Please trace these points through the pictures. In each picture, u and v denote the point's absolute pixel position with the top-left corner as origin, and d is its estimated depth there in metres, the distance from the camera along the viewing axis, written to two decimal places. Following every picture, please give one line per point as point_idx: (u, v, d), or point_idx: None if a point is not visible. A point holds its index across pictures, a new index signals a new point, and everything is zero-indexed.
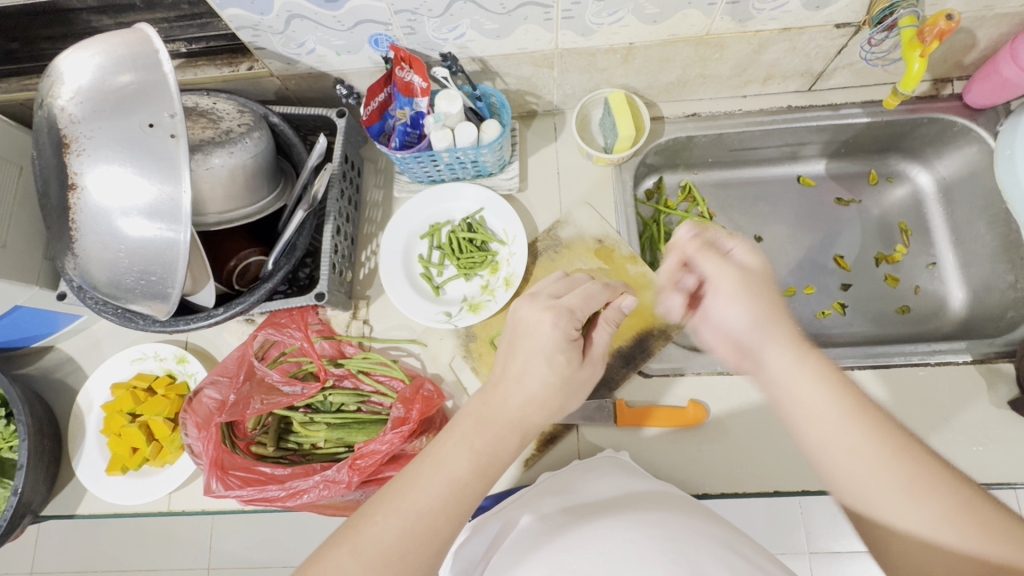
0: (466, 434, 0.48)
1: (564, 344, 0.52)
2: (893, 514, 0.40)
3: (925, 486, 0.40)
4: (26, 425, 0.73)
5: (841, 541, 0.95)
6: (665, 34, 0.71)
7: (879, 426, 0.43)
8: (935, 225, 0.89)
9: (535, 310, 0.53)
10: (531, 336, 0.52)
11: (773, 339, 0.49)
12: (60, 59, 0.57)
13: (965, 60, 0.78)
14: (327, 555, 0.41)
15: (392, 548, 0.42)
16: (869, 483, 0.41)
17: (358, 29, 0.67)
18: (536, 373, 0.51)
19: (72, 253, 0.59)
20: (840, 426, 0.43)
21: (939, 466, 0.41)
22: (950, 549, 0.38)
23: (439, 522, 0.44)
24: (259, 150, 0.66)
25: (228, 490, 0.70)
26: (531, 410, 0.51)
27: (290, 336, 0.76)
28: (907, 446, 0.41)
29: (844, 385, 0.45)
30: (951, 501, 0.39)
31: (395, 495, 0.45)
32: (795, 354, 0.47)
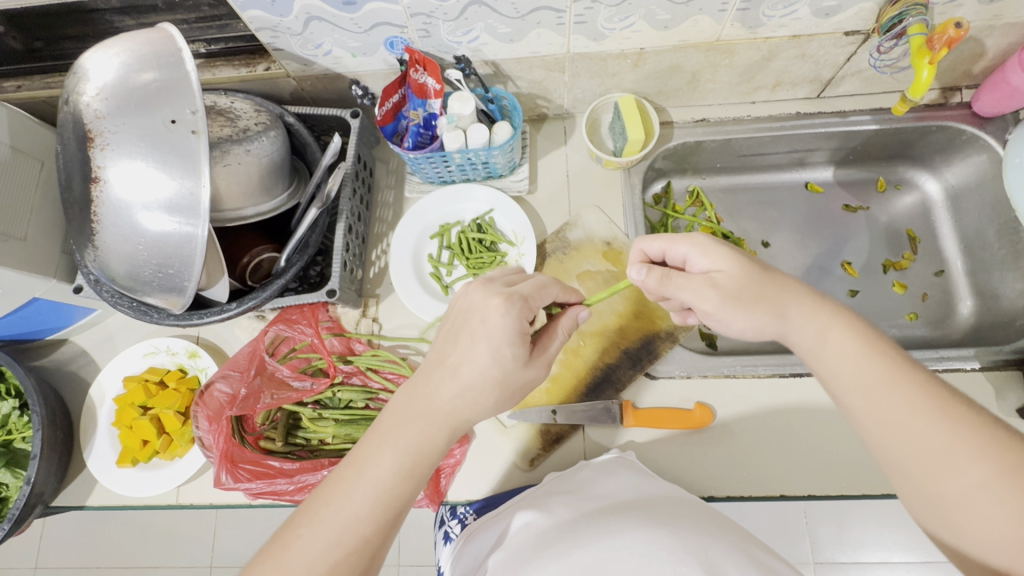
0: (388, 436, 0.47)
1: (514, 336, 0.49)
2: (941, 478, 0.43)
3: (976, 447, 0.42)
4: (40, 416, 0.74)
5: (847, 551, 0.94)
6: (676, 39, 0.72)
7: (919, 388, 0.46)
8: (943, 233, 0.89)
9: (485, 295, 0.51)
10: (478, 325, 0.50)
11: (799, 320, 0.51)
12: (85, 57, 0.58)
13: (973, 69, 0.78)
14: (255, 572, 0.43)
15: (320, 559, 0.43)
16: (924, 452, 0.44)
17: (373, 31, 0.69)
18: (475, 363, 0.49)
19: (91, 246, 0.60)
20: (878, 394, 0.46)
21: (982, 422, 0.44)
22: (997, 507, 0.41)
23: (368, 529, 0.45)
24: (275, 149, 0.68)
25: (237, 482, 0.72)
26: (462, 404, 0.49)
27: (301, 332, 0.79)
28: (953, 407, 0.44)
29: (883, 353, 0.48)
30: (1002, 459, 0.42)
31: (320, 505, 0.45)
32: (822, 326, 0.51)
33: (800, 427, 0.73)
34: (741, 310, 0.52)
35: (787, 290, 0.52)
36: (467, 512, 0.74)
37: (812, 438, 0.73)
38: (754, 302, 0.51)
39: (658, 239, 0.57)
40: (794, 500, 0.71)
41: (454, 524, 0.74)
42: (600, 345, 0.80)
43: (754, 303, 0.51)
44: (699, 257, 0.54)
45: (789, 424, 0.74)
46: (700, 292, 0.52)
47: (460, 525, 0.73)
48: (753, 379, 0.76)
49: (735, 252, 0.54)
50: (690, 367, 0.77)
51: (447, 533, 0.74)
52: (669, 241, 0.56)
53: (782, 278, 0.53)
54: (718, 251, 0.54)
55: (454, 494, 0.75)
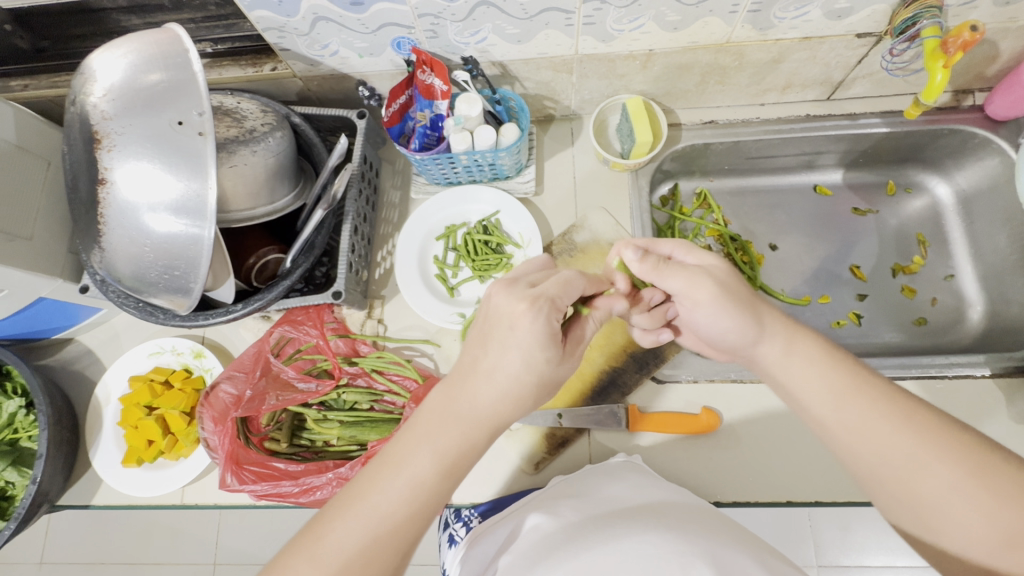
0: (430, 433, 0.47)
1: (545, 340, 0.48)
2: (914, 486, 0.43)
3: (942, 451, 0.42)
4: (47, 415, 0.74)
5: (851, 555, 0.93)
6: (685, 41, 0.71)
7: (879, 395, 0.46)
8: (953, 237, 0.88)
9: (512, 299, 0.49)
10: (509, 332, 0.48)
11: (761, 335, 0.51)
12: (92, 57, 0.58)
13: (987, 72, 0.77)
14: (288, 564, 0.42)
15: (353, 554, 0.42)
16: (895, 462, 0.43)
17: (381, 32, 0.68)
18: (508, 372, 0.48)
19: (98, 246, 0.60)
20: (844, 405, 0.46)
21: (942, 422, 0.44)
22: (970, 509, 0.41)
23: (402, 527, 0.44)
24: (281, 149, 0.68)
25: (242, 484, 0.71)
26: (502, 408, 0.48)
27: (306, 333, 0.78)
28: (914, 412, 0.44)
29: (841, 364, 0.48)
30: (967, 461, 0.42)
31: (354, 499, 0.45)
32: (785, 340, 0.50)
33: (807, 432, 0.73)
34: (728, 309, 0.51)
35: (761, 300, 0.52)
36: (472, 515, 0.73)
37: (819, 443, 0.72)
38: (739, 300, 0.51)
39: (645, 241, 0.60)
40: (801, 506, 0.70)
41: (458, 527, 0.73)
42: (606, 348, 0.79)
43: (742, 299, 0.51)
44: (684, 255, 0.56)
45: (796, 430, 0.73)
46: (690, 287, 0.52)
47: (465, 528, 0.72)
48: (760, 384, 0.75)
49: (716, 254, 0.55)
50: (696, 372, 0.76)
51: (451, 536, 0.73)
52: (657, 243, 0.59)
53: (752, 290, 0.53)
54: (700, 250, 0.56)
55: (459, 497, 0.75)
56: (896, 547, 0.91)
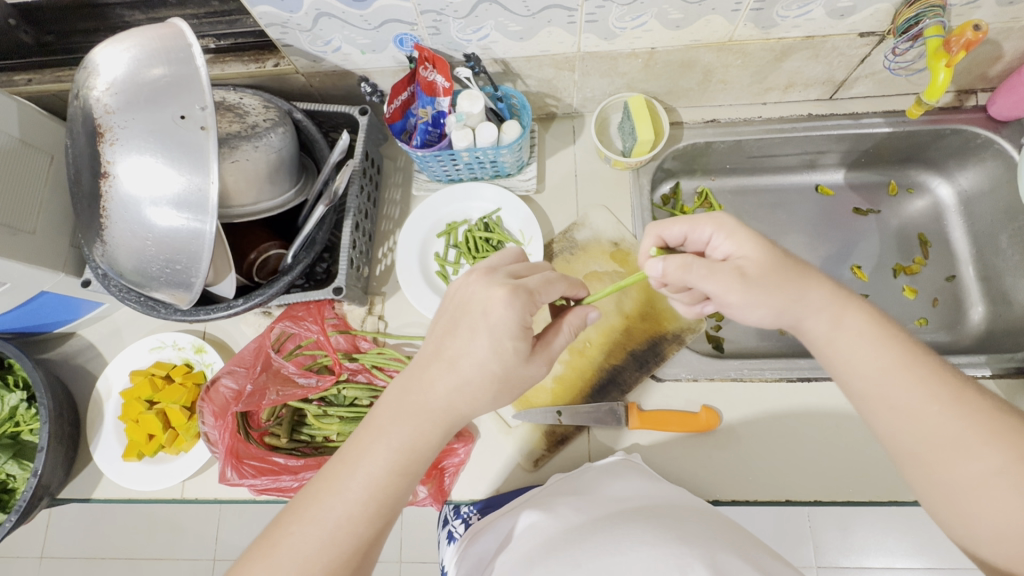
0: (382, 430, 0.47)
1: (516, 329, 0.47)
2: (956, 465, 0.43)
3: (991, 433, 0.43)
4: (48, 409, 0.74)
5: (850, 556, 0.93)
6: (687, 39, 0.71)
7: (933, 373, 0.46)
8: (955, 237, 0.88)
9: (487, 287, 0.48)
10: (481, 317, 0.47)
11: (815, 305, 0.49)
12: (95, 51, 0.58)
13: (990, 72, 0.77)
14: (246, 569, 0.43)
15: (310, 556, 0.43)
16: (940, 439, 0.44)
17: (383, 28, 0.68)
18: (475, 357, 0.47)
19: (99, 240, 0.60)
20: (896, 378, 0.46)
21: (991, 406, 0.44)
22: (1011, 493, 0.41)
23: (361, 527, 0.45)
24: (283, 145, 0.68)
25: (242, 479, 0.72)
26: (458, 397, 0.48)
27: (307, 329, 0.79)
28: (966, 394, 0.45)
29: (894, 338, 0.48)
30: (1014, 445, 0.42)
31: (311, 503, 0.45)
32: (837, 312, 0.49)
33: (807, 431, 0.73)
34: (763, 298, 0.48)
35: (807, 273, 0.49)
36: (471, 512, 0.73)
37: (818, 443, 0.72)
38: (780, 285, 0.48)
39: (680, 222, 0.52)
40: (800, 505, 0.71)
41: (458, 524, 0.73)
42: (606, 346, 0.79)
43: (781, 287, 0.48)
44: (723, 240, 0.50)
45: (795, 429, 0.73)
46: (726, 283, 0.48)
47: (464, 525, 0.73)
48: (760, 383, 0.75)
49: (760, 236, 0.50)
50: (696, 370, 0.76)
51: (450, 532, 0.74)
52: (691, 223, 0.52)
53: (798, 261, 0.50)
54: (743, 234, 0.49)
55: (457, 493, 0.74)
56: (896, 547, 0.91)
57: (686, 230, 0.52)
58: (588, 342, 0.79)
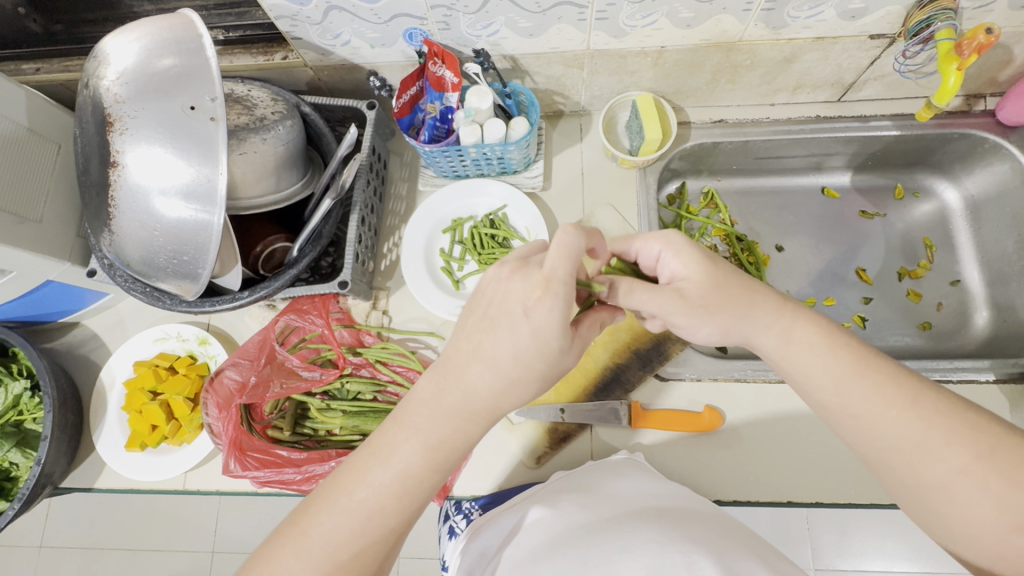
0: (417, 427, 0.46)
1: (561, 329, 0.45)
2: (925, 468, 0.43)
3: (953, 434, 0.42)
4: (52, 398, 0.74)
5: (848, 559, 0.92)
6: (697, 39, 0.71)
7: (890, 379, 0.45)
8: (960, 241, 0.88)
9: (526, 285, 0.45)
10: (521, 317, 0.44)
11: (763, 321, 0.49)
12: (105, 41, 0.58)
13: (999, 77, 0.77)
14: (275, 556, 0.44)
15: (341, 545, 0.44)
16: (904, 444, 0.43)
17: (393, 22, 0.68)
18: (518, 359, 0.45)
19: (107, 230, 0.60)
20: (852, 387, 0.45)
21: (950, 403, 0.44)
22: (979, 491, 0.41)
23: (390, 519, 0.46)
24: (290, 138, 0.68)
25: (245, 470, 0.72)
26: (502, 396, 0.47)
27: (311, 323, 0.79)
28: (924, 395, 0.44)
29: (846, 345, 0.47)
30: (977, 443, 0.42)
31: (340, 493, 0.46)
32: (783, 327, 0.49)
33: (809, 433, 0.73)
34: (705, 316, 0.49)
35: (754, 292, 0.50)
36: (473, 507, 0.73)
37: (822, 445, 0.72)
38: (718, 307, 0.48)
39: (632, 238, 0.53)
40: (801, 506, 0.71)
41: (459, 519, 0.72)
42: (610, 344, 0.79)
43: (722, 305, 0.48)
44: (670, 256, 0.50)
45: (798, 431, 0.73)
46: (666, 301, 0.48)
47: (466, 521, 0.72)
48: (764, 384, 0.75)
49: (704, 255, 0.50)
50: (700, 370, 0.76)
51: (451, 528, 0.73)
52: (642, 240, 0.53)
53: (744, 276, 0.51)
54: (689, 253, 0.50)
55: (459, 489, 0.75)
56: (894, 551, 0.90)
57: (639, 245, 0.54)
58: (593, 340, 0.79)
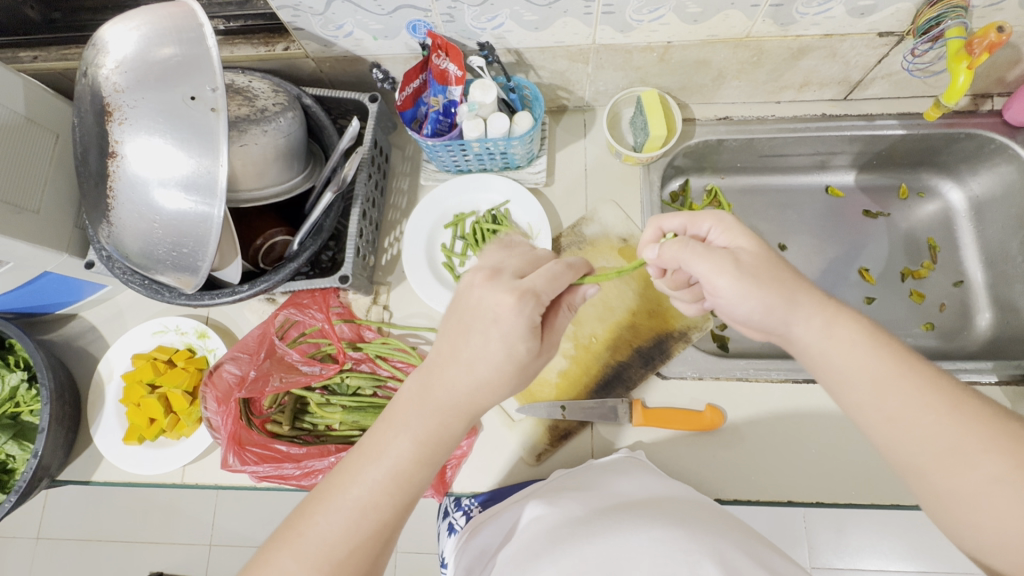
0: (406, 423, 0.47)
1: (527, 333, 0.47)
2: (957, 473, 0.42)
3: (991, 442, 0.41)
4: (49, 390, 0.74)
5: (844, 557, 0.92)
6: (704, 34, 0.70)
7: (929, 383, 0.44)
8: (964, 242, 0.87)
9: (497, 292, 0.47)
10: (492, 323, 0.46)
11: (803, 313, 0.47)
12: (104, 29, 0.57)
13: (1007, 76, 0.77)
14: (273, 559, 0.44)
15: (334, 545, 0.44)
16: (937, 448, 0.42)
17: (396, 14, 0.67)
18: (490, 359, 0.46)
19: (106, 221, 0.60)
20: (887, 388, 0.44)
21: (991, 411, 0.43)
22: (1015, 503, 0.40)
23: (385, 515, 0.45)
24: (292, 130, 0.67)
25: (244, 464, 0.72)
26: (479, 393, 0.47)
27: (312, 317, 0.79)
28: (963, 401, 0.43)
29: (887, 347, 0.46)
30: (1014, 455, 0.41)
31: (335, 492, 0.46)
32: (826, 319, 0.47)
33: (810, 432, 0.73)
34: (753, 289, 0.47)
35: (798, 279, 0.48)
36: (472, 505, 0.73)
37: (822, 445, 0.72)
38: (768, 281, 0.47)
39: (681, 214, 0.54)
40: (801, 506, 0.70)
41: (458, 516, 0.73)
42: (612, 342, 0.79)
43: (771, 282, 0.47)
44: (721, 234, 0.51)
45: (799, 430, 0.73)
46: (719, 263, 0.47)
47: (465, 518, 0.73)
48: (766, 383, 0.75)
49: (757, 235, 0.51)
50: (702, 369, 0.76)
51: (451, 524, 0.74)
52: (693, 216, 0.53)
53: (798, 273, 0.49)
54: (737, 228, 0.51)
55: (460, 486, 0.74)
56: (890, 550, 0.90)
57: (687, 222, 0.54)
58: (594, 337, 0.79)
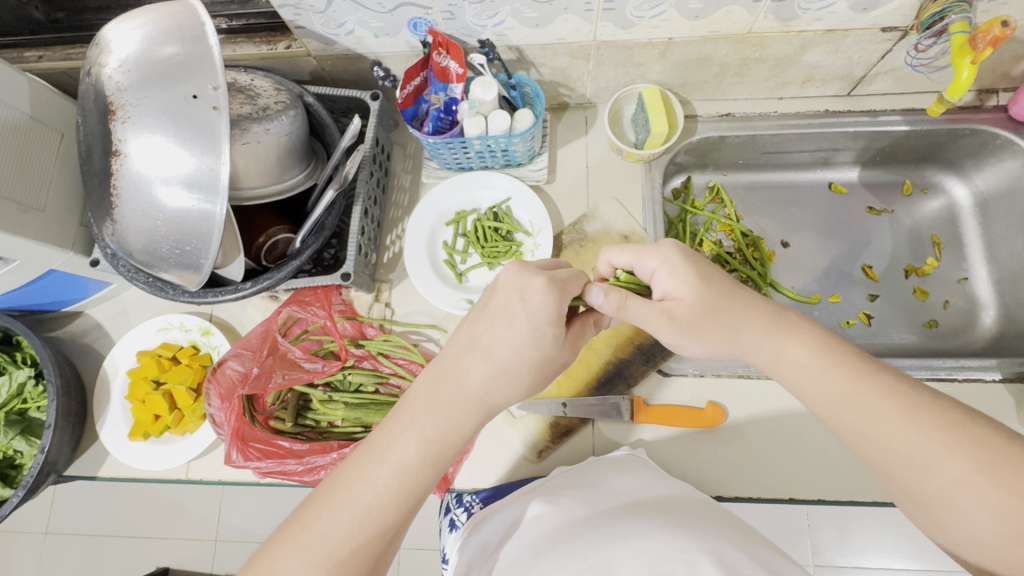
0: (414, 419, 0.48)
1: (554, 317, 0.49)
2: (924, 480, 0.43)
3: (953, 446, 0.43)
4: (55, 387, 0.75)
5: (846, 555, 0.91)
6: (705, 30, 0.70)
7: (886, 392, 0.46)
8: (969, 239, 0.87)
9: (526, 276, 0.50)
10: (518, 305, 0.49)
11: (754, 342, 0.51)
12: (107, 28, 0.58)
13: (1013, 71, 0.76)
14: (274, 552, 0.44)
15: (338, 542, 0.44)
16: (901, 458, 0.44)
17: (397, 11, 0.67)
18: (512, 344, 0.49)
19: (110, 219, 0.60)
20: (846, 403, 0.46)
21: (950, 414, 0.44)
22: (979, 503, 0.41)
23: (387, 515, 0.46)
24: (293, 128, 0.67)
25: (247, 460, 0.72)
26: (495, 386, 0.49)
27: (314, 314, 0.79)
28: (922, 407, 0.45)
29: (841, 358, 0.49)
30: (976, 455, 0.42)
31: (339, 488, 0.47)
32: (774, 348, 0.51)
33: (813, 430, 0.72)
34: (693, 338, 0.51)
35: (738, 314, 0.51)
36: (474, 501, 0.73)
37: (825, 442, 0.72)
38: (707, 329, 0.51)
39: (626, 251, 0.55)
40: (803, 503, 0.70)
41: (460, 512, 0.73)
42: (613, 339, 0.79)
43: (709, 330, 0.51)
44: (664, 277, 0.52)
45: (802, 428, 0.73)
46: (653, 320, 0.52)
47: (467, 514, 0.73)
48: (767, 381, 0.75)
49: (698, 274, 0.51)
50: (703, 366, 0.76)
51: (453, 520, 0.74)
52: (640, 254, 0.54)
53: (741, 298, 0.52)
54: (683, 273, 0.51)
55: (460, 482, 0.75)
56: (893, 548, 0.90)
57: (635, 260, 0.55)
58: (595, 335, 0.79)
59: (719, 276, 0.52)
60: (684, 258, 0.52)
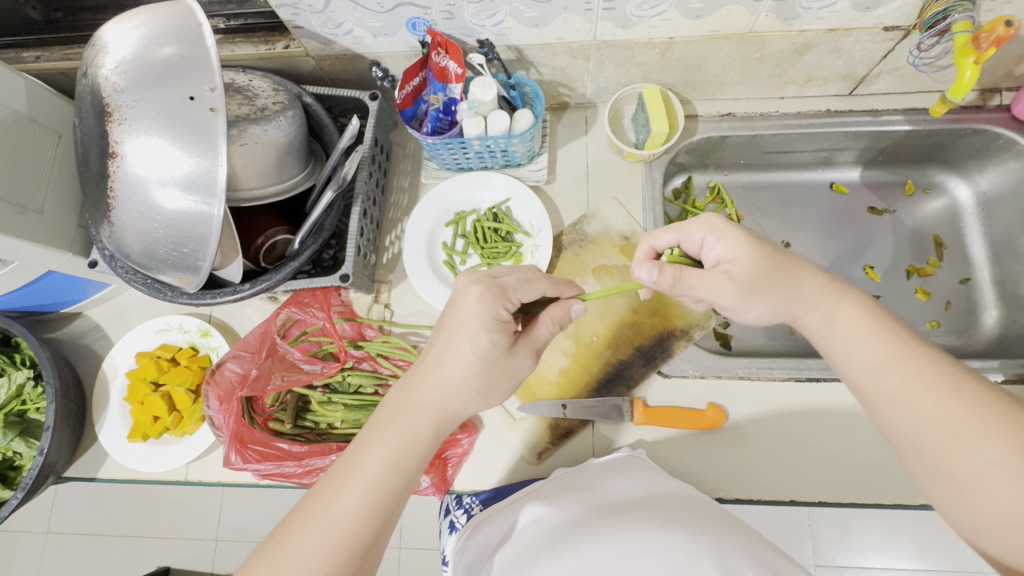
0: (376, 432, 0.49)
1: (490, 322, 0.52)
2: (956, 456, 0.44)
3: (992, 425, 0.43)
4: (54, 388, 0.74)
5: (847, 555, 0.91)
6: (706, 30, 0.69)
7: (929, 366, 0.47)
8: (971, 239, 0.86)
9: (466, 284, 0.54)
10: (456, 313, 0.52)
11: (810, 302, 0.51)
12: (104, 29, 0.58)
13: (1016, 71, 0.75)
14: (249, 572, 0.44)
15: (313, 555, 0.44)
16: (936, 431, 0.45)
17: (396, 11, 0.67)
18: (455, 352, 0.51)
19: (107, 222, 0.60)
20: (886, 370, 0.47)
21: (995, 396, 0.44)
22: (1011, 483, 0.41)
23: (359, 525, 0.46)
24: (292, 129, 0.67)
25: (246, 463, 0.72)
26: (445, 395, 0.51)
27: (313, 315, 0.79)
28: (964, 385, 0.45)
29: (889, 329, 0.49)
30: (1016, 437, 0.42)
31: (312, 501, 0.47)
32: (828, 308, 0.51)
33: (814, 432, 0.72)
34: (755, 300, 0.52)
35: (797, 272, 0.52)
36: (473, 502, 0.73)
37: (826, 443, 0.72)
38: (767, 288, 0.51)
39: (670, 231, 0.56)
40: (804, 505, 0.70)
41: (460, 514, 0.73)
42: (613, 341, 0.79)
43: (771, 288, 0.51)
44: (714, 242, 0.53)
45: (803, 429, 0.72)
46: (713, 284, 0.52)
47: (466, 516, 0.72)
48: (768, 382, 0.74)
49: (750, 238, 0.52)
50: (704, 368, 0.76)
51: (452, 523, 0.74)
52: (684, 228, 0.55)
53: (796, 259, 0.53)
54: (733, 236, 0.52)
55: (461, 483, 0.74)
56: (894, 549, 0.90)
57: (680, 235, 0.56)
58: (594, 336, 0.79)
59: (770, 240, 0.53)
60: (734, 224, 0.53)
